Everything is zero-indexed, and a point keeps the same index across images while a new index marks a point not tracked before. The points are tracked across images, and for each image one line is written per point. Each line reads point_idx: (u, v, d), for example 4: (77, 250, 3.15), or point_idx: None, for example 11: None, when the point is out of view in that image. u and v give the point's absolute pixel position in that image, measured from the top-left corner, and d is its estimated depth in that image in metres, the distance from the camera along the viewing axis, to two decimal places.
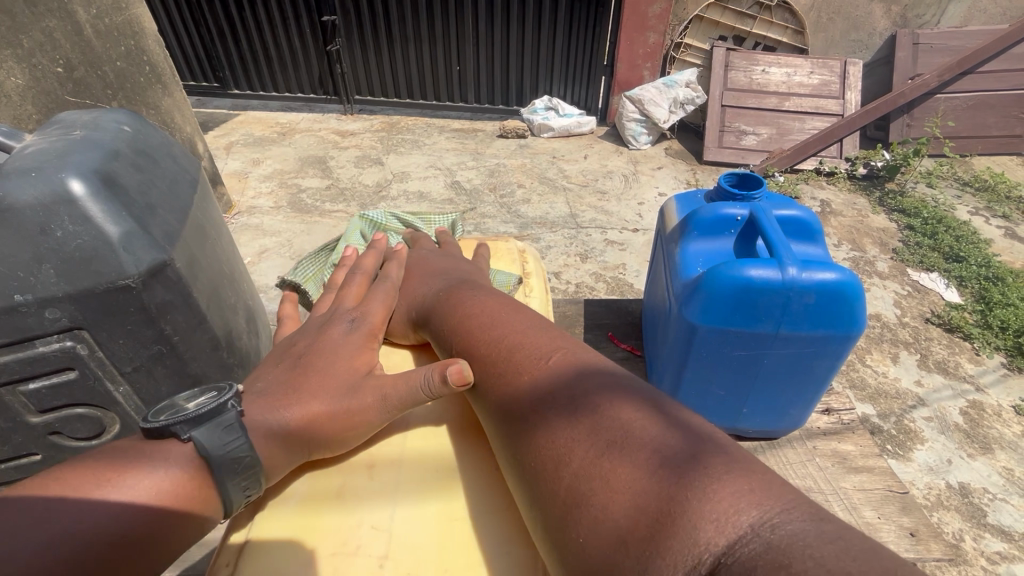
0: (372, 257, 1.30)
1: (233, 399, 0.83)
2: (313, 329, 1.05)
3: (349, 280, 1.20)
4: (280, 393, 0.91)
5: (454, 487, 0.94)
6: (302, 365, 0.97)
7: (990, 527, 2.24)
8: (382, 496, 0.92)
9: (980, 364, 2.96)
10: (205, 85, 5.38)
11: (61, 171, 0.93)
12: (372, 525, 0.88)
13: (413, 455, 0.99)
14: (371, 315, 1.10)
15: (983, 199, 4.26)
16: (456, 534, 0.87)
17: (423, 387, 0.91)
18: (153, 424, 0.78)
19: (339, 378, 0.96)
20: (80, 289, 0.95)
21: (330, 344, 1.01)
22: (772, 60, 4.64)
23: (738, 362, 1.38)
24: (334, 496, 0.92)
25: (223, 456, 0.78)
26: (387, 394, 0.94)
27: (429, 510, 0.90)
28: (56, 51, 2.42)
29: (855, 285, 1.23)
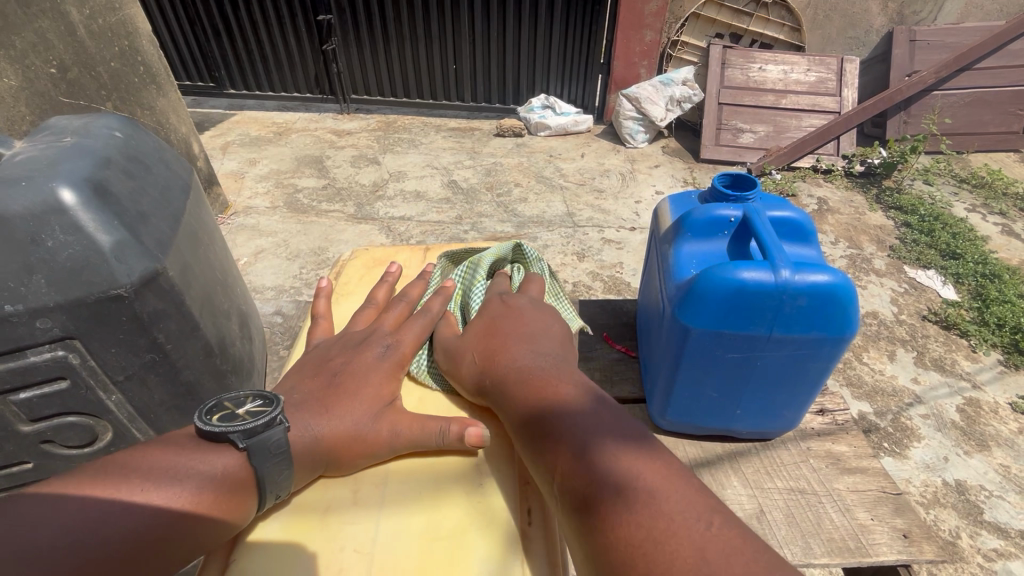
0: (418, 287, 1.30)
1: (281, 414, 0.84)
2: (351, 347, 1.08)
3: (392, 305, 1.21)
4: (313, 408, 0.92)
5: (441, 502, 0.91)
6: (336, 385, 0.98)
7: (987, 525, 2.25)
8: (368, 512, 0.89)
9: (976, 362, 2.96)
10: (200, 85, 5.34)
11: (52, 180, 0.92)
12: (355, 546, 0.85)
13: (399, 469, 0.95)
14: (405, 342, 1.11)
15: (980, 195, 4.27)
16: (440, 553, 0.84)
17: (438, 438, 0.95)
18: (207, 428, 0.81)
19: (364, 404, 0.96)
20: (71, 299, 0.94)
21: (365, 364, 1.03)
22: (770, 57, 4.63)
23: (732, 364, 1.38)
24: (319, 514, 0.89)
25: (271, 465, 0.82)
26: (399, 432, 0.94)
27: (414, 526, 0.87)
28: (50, 52, 2.41)
29: (847, 287, 1.22)
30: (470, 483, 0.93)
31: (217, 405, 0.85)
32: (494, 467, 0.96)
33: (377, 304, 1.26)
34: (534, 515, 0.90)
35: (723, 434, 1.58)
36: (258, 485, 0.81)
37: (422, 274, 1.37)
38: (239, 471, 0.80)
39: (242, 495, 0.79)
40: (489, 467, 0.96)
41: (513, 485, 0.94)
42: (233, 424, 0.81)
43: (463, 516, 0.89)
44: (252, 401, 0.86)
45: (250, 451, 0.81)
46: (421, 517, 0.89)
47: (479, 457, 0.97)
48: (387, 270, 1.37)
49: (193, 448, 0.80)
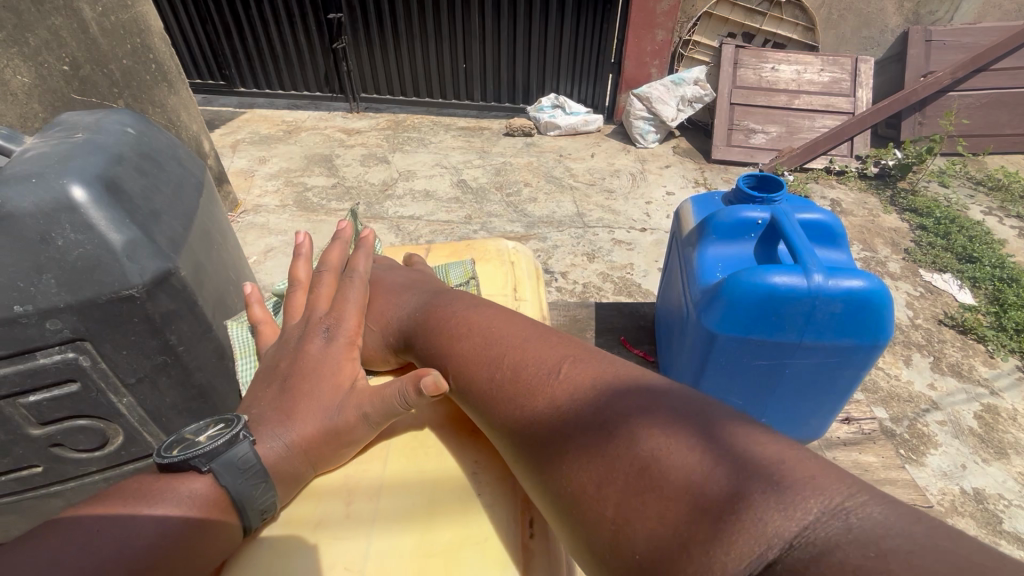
0: (337, 251, 1.21)
1: (244, 429, 0.82)
2: (291, 346, 0.98)
3: (317, 282, 1.10)
4: (274, 418, 0.88)
5: (435, 517, 0.88)
6: (288, 389, 0.91)
7: (1006, 535, 2.19)
8: (359, 528, 0.86)
9: (994, 367, 2.90)
10: (212, 83, 5.34)
11: (63, 176, 0.84)
12: (345, 563, 0.82)
13: (393, 481, 0.93)
14: (346, 322, 1.02)
15: (996, 198, 4.19)
16: (434, 567, 0.81)
17: (400, 401, 0.87)
18: (167, 460, 0.78)
19: (323, 400, 0.91)
20: (82, 300, 0.85)
21: (312, 360, 0.95)
22: (783, 57, 4.57)
23: (758, 371, 1.35)
24: (309, 528, 0.86)
25: (242, 480, 0.79)
26: (367, 411, 0.90)
27: (406, 542, 0.84)
28: (63, 49, 2.40)
29: (883, 293, 1.19)
30: (465, 495, 0.91)
31: (176, 440, 0.82)
32: (490, 478, 0.94)
33: (304, 285, 1.14)
34: (536, 528, 0.89)
35: None
36: (236, 505, 0.79)
37: (337, 234, 1.25)
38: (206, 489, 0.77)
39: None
40: (490, 478, 0.94)
41: (512, 498, 0.91)
42: (192, 450, 0.78)
43: (458, 530, 0.86)
44: (212, 426, 0.84)
45: (215, 471, 0.77)
46: (413, 534, 0.85)
47: (474, 467, 0.95)
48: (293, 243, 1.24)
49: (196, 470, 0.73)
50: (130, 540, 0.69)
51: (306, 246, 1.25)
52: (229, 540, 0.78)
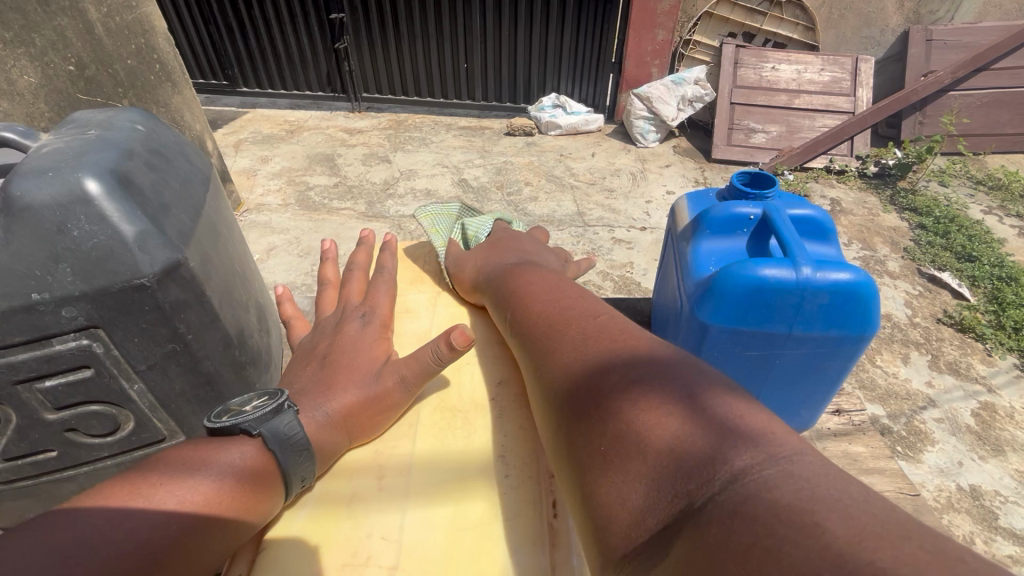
0: (364, 253, 1.31)
1: (287, 400, 0.87)
2: (329, 330, 1.07)
3: (349, 278, 1.22)
4: (316, 390, 0.94)
5: (463, 493, 0.92)
6: (328, 364, 0.99)
7: (1001, 531, 2.22)
8: (392, 502, 0.90)
9: (992, 365, 2.92)
10: (214, 83, 5.38)
11: (78, 170, 0.87)
12: (381, 534, 0.86)
13: (422, 458, 0.97)
14: (379, 308, 1.12)
15: (996, 198, 4.21)
16: (468, 541, 0.85)
17: (433, 357, 0.97)
18: (218, 425, 0.82)
19: (361, 370, 0.98)
20: (96, 289, 0.89)
21: (350, 339, 1.04)
22: (783, 57, 4.60)
23: (750, 362, 1.38)
24: (345, 502, 0.90)
25: (287, 449, 0.83)
26: (404, 374, 0.98)
27: (438, 515, 0.88)
28: (68, 49, 2.44)
29: (869, 285, 1.22)
30: (493, 474, 0.95)
31: (224, 408, 0.87)
32: (514, 456, 0.98)
33: (333, 283, 1.26)
34: (559, 507, 0.90)
35: None
36: (281, 471, 0.83)
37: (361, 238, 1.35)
38: (255, 451, 0.81)
39: (263, 487, 0.80)
40: (512, 456, 0.98)
41: (537, 477, 0.95)
42: (241, 416, 0.83)
43: (486, 504, 0.90)
44: (256, 399, 0.88)
45: (263, 437, 0.82)
46: (444, 507, 0.90)
47: (498, 447, 0.99)
48: (322, 250, 1.35)
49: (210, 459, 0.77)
50: (193, 491, 0.72)
51: (334, 252, 1.36)
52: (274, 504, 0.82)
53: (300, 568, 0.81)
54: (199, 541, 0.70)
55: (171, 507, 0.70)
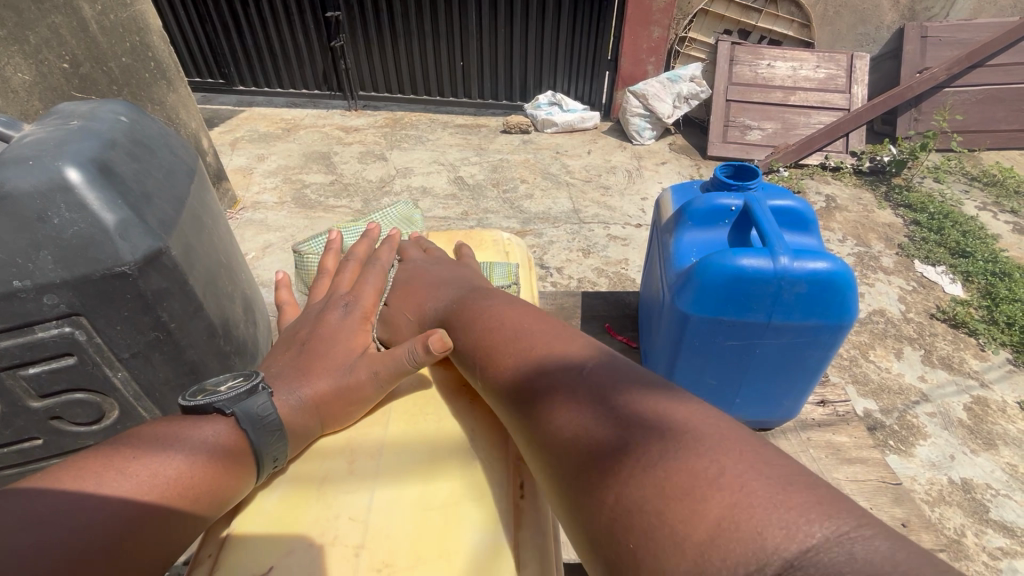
0: (364, 245, 1.30)
1: (262, 382, 0.89)
2: (311, 317, 1.08)
3: (343, 267, 1.21)
4: (291, 375, 0.95)
5: (431, 475, 0.93)
6: (306, 350, 1.00)
7: (993, 523, 2.23)
8: (362, 483, 0.92)
9: (985, 360, 2.94)
10: (211, 82, 5.39)
11: (59, 159, 0.89)
12: (350, 514, 0.88)
13: (394, 442, 0.99)
14: (363, 298, 1.11)
15: (991, 194, 4.21)
16: (435, 520, 0.87)
17: (408, 360, 0.95)
18: (192, 403, 0.85)
19: (335, 360, 0.99)
20: (77, 276, 0.90)
21: (330, 328, 1.04)
22: (778, 54, 4.60)
23: (729, 351, 1.39)
24: (316, 483, 0.92)
25: (260, 432, 0.84)
26: (377, 370, 0.97)
27: (406, 496, 0.90)
28: (63, 47, 2.45)
29: (846, 274, 1.23)
30: (463, 457, 0.96)
31: (200, 387, 0.90)
32: (485, 441, 0.99)
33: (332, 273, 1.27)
34: (526, 489, 0.93)
35: None
36: (255, 454, 0.84)
37: (366, 231, 1.35)
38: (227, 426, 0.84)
39: (237, 465, 0.82)
40: (484, 444, 0.99)
41: (506, 461, 0.96)
42: (215, 396, 0.85)
43: (454, 485, 0.92)
44: (233, 379, 0.91)
45: (237, 416, 0.84)
46: (415, 488, 0.91)
47: (471, 431, 1.01)
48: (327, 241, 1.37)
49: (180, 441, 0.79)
50: (162, 466, 0.76)
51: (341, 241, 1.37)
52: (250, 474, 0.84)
53: (270, 549, 0.83)
54: (170, 512, 0.74)
55: (141, 480, 0.74)
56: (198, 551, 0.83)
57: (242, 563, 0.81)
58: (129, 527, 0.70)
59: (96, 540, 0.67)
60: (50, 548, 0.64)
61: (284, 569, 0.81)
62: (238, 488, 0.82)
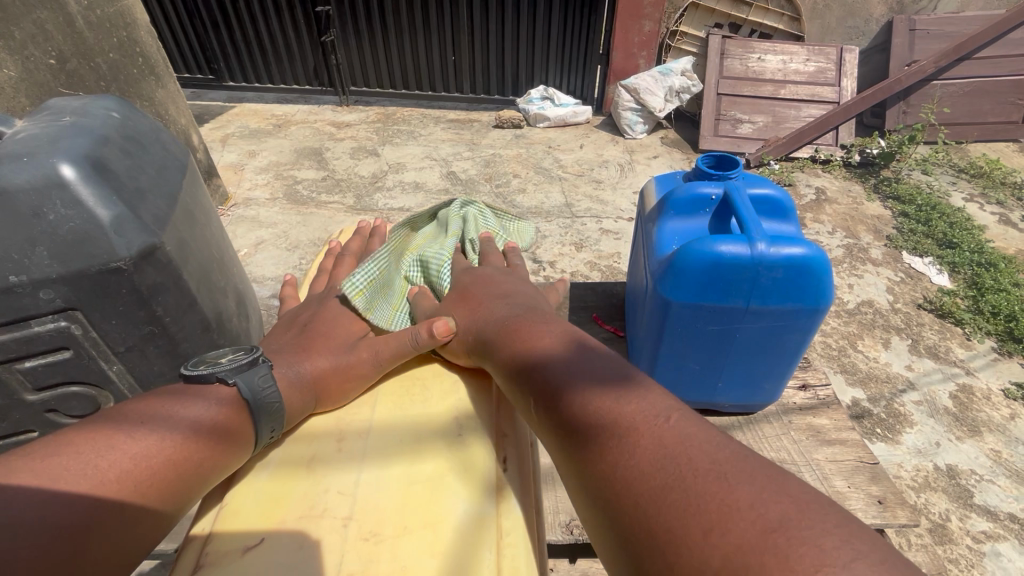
0: (358, 240, 1.50)
1: (263, 356, 0.98)
2: (313, 305, 1.24)
3: (340, 261, 1.40)
4: (291, 356, 1.05)
5: (417, 453, 0.96)
6: (309, 332, 1.14)
7: (976, 508, 2.29)
8: (349, 462, 0.95)
9: (970, 349, 2.99)
10: (201, 78, 5.34)
11: (53, 156, 0.93)
12: (338, 489, 0.91)
13: (379, 424, 1.02)
14: (362, 289, 1.29)
15: (978, 185, 4.28)
16: (420, 493, 0.90)
17: (411, 343, 1.09)
18: (196, 373, 0.93)
19: (336, 342, 1.12)
20: (72, 270, 0.96)
21: (330, 314, 1.20)
22: (768, 47, 4.63)
23: (711, 336, 1.42)
24: (305, 462, 0.95)
25: (262, 400, 0.93)
26: (377, 350, 1.10)
27: (392, 471, 0.93)
28: (49, 43, 2.43)
29: (821, 259, 1.26)
30: (449, 434, 1.00)
31: (201, 360, 0.99)
32: (469, 419, 1.03)
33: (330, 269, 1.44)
34: (509, 463, 0.96)
35: (707, 407, 1.63)
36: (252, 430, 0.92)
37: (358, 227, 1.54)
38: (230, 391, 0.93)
39: (234, 439, 0.88)
40: (468, 422, 1.02)
41: (489, 437, 0.99)
42: (218, 367, 0.95)
43: (439, 462, 0.94)
44: (233, 354, 1.00)
45: (238, 385, 0.92)
46: (400, 464, 0.94)
47: (457, 412, 1.04)
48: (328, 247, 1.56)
49: (170, 419, 0.85)
50: (169, 434, 0.82)
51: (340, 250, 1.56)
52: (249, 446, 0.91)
53: (259, 525, 0.85)
54: (179, 476, 0.80)
55: (154, 443, 0.80)
56: (189, 533, 0.85)
57: (232, 541, 0.83)
58: (144, 482, 0.76)
59: (108, 495, 0.72)
60: (73, 499, 0.69)
61: (273, 543, 0.83)
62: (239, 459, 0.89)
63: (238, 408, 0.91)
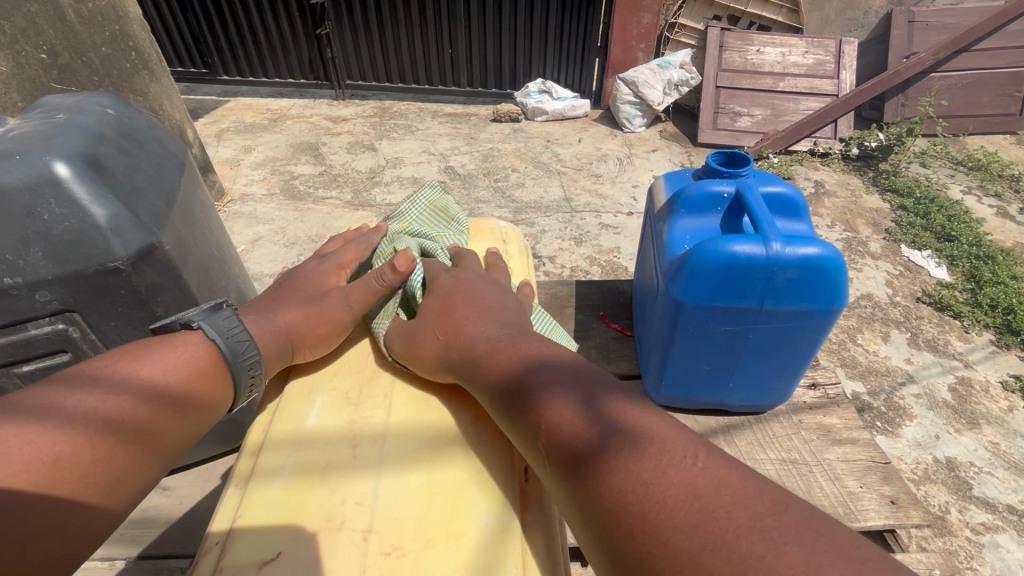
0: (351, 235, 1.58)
1: (226, 304, 1.07)
2: (293, 270, 1.34)
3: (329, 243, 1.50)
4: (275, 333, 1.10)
5: (435, 462, 0.95)
6: (285, 289, 1.25)
7: (975, 500, 2.30)
8: (366, 469, 0.93)
9: (969, 342, 3.00)
10: (194, 72, 5.27)
11: (46, 154, 0.93)
12: (356, 499, 0.89)
13: (396, 429, 1.01)
14: (340, 254, 1.36)
15: (976, 177, 4.27)
16: (439, 504, 0.88)
17: (379, 281, 1.22)
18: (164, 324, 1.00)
19: (310, 292, 1.23)
20: (69, 272, 0.96)
21: (306, 274, 1.30)
22: (767, 40, 4.60)
23: (722, 337, 1.42)
24: (319, 470, 0.93)
25: (228, 341, 1.01)
26: (347, 293, 1.20)
27: (410, 482, 0.92)
28: (39, 37, 2.38)
29: (836, 260, 1.25)
30: (465, 441, 0.98)
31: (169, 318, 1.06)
32: (485, 423, 1.02)
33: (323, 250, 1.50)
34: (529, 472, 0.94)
35: (717, 407, 1.62)
36: (225, 373, 0.99)
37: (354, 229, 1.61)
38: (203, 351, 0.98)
39: (205, 394, 0.96)
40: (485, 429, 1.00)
41: (507, 444, 0.98)
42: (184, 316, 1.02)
43: (458, 472, 0.93)
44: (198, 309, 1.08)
45: (205, 328, 1.00)
46: (419, 474, 0.93)
47: (473, 419, 1.03)
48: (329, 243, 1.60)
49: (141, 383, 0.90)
50: (133, 397, 0.88)
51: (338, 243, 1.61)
52: (221, 408, 1.00)
53: (277, 537, 0.84)
54: (148, 437, 0.87)
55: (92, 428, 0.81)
56: (204, 542, 0.84)
57: (249, 550, 0.82)
58: (84, 478, 0.78)
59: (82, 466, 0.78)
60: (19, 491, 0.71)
61: (292, 554, 0.82)
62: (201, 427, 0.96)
63: (212, 360, 0.98)
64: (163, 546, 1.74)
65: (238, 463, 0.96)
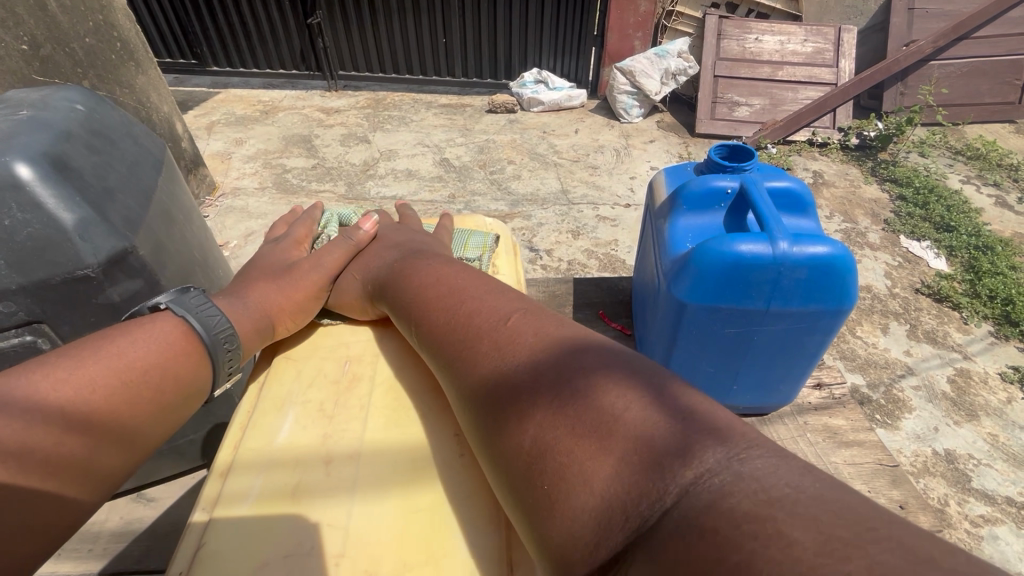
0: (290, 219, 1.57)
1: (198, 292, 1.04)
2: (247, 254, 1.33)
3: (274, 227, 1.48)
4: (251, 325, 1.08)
5: (417, 481, 0.91)
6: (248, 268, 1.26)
7: (974, 492, 2.29)
8: (342, 491, 0.89)
9: (968, 333, 2.97)
10: (183, 63, 5.16)
11: (7, 156, 0.92)
12: (329, 521, 0.85)
13: (372, 445, 0.97)
14: (293, 231, 1.38)
15: (975, 167, 4.22)
16: (420, 526, 0.85)
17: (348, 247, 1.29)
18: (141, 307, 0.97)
19: (276, 267, 1.25)
20: (35, 280, 0.95)
21: (265, 253, 1.31)
22: (766, 27, 4.52)
23: (727, 339, 1.38)
24: (290, 496, 0.89)
25: (200, 325, 0.98)
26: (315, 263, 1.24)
27: (385, 504, 0.88)
28: (19, 27, 2.30)
29: (846, 258, 1.21)
30: (444, 457, 0.94)
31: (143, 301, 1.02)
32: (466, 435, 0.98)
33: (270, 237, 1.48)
34: None
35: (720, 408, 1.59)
36: (203, 364, 0.96)
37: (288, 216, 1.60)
38: (182, 336, 0.95)
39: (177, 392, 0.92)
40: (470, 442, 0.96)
41: None
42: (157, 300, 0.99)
43: (436, 493, 0.89)
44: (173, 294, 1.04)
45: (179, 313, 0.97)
46: (397, 494, 0.89)
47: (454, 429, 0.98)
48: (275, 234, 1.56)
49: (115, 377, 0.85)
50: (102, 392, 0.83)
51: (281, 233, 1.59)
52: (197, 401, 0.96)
53: (248, 562, 0.80)
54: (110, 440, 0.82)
55: (42, 421, 0.76)
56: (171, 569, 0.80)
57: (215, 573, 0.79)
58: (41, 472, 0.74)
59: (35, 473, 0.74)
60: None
61: None
62: (174, 421, 0.92)
63: (189, 347, 0.95)
64: (150, 553, 1.71)
65: (204, 485, 0.91)
